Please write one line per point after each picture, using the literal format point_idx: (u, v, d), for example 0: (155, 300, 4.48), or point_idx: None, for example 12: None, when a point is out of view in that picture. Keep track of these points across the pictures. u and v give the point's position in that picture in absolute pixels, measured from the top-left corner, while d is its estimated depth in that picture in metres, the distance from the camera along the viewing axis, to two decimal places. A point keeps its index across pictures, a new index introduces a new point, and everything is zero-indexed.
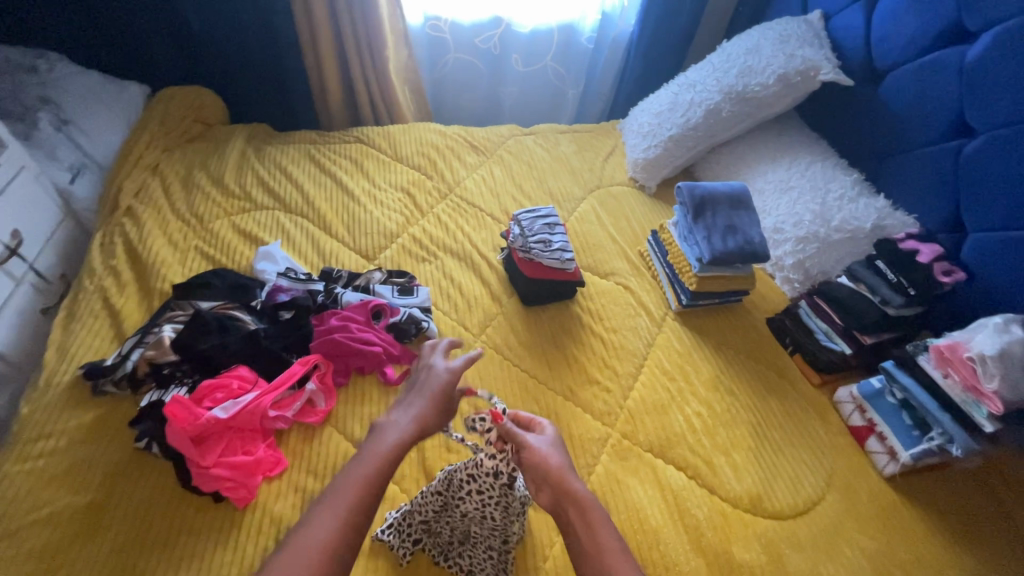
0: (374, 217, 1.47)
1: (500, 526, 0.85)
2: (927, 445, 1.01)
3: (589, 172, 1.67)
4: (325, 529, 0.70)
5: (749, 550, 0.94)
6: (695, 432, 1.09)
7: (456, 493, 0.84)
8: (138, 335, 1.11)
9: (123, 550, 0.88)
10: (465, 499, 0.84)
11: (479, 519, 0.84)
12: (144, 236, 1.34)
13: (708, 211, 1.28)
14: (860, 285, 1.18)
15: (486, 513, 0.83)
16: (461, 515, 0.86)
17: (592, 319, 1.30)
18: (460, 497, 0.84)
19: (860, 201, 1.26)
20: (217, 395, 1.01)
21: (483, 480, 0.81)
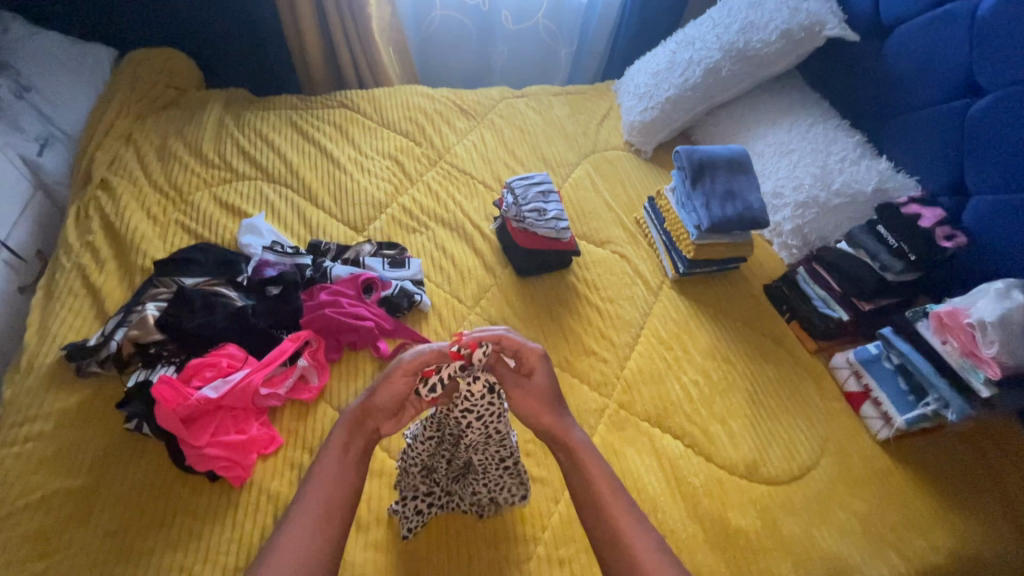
0: (361, 186, 1.42)
1: (504, 440, 0.87)
2: (922, 410, 1.02)
3: (583, 137, 1.62)
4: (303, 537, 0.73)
5: (745, 516, 0.95)
6: (692, 401, 1.09)
7: (458, 428, 0.85)
8: (120, 314, 1.07)
9: (119, 531, 0.87)
10: (458, 429, 0.85)
11: (476, 444, 0.86)
12: (120, 209, 1.28)
13: (707, 176, 1.24)
14: (860, 251, 1.15)
15: (481, 434, 0.85)
16: (461, 447, 0.87)
17: (588, 289, 1.28)
18: (451, 429, 0.86)
19: (862, 163, 1.24)
20: (207, 373, 0.98)
21: (478, 405, 0.82)
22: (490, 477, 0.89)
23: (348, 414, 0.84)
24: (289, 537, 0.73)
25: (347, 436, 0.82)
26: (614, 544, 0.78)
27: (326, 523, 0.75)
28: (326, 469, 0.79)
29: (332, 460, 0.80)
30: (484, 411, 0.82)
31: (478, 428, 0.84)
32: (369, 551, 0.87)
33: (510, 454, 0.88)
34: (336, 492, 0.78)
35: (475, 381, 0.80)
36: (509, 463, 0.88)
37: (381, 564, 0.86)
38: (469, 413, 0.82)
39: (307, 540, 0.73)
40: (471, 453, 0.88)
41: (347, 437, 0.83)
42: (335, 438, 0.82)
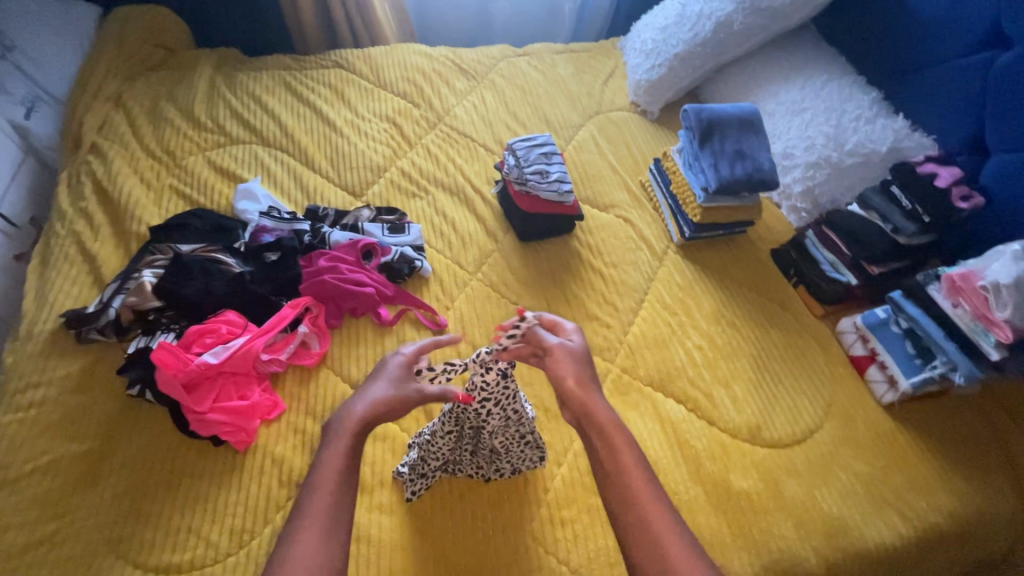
0: (359, 150, 1.38)
1: (522, 421, 0.86)
2: (928, 373, 1.01)
3: (587, 98, 1.56)
4: (310, 546, 0.65)
5: (746, 478, 0.95)
6: (695, 365, 1.09)
7: (478, 418, 0.84)
8: (118, 281, 1.05)
9: (127, 494, 0.89)
10: (478, 420, 0.84)
11: (495, 433, 0.85)
12: (113, 173, 1.25)
13: (716, 136, 1.17)
14: (871, 213, 1.11)
15: (498, 423, 0.84)
16: (482, 436, 0.86)
17: (591, 254, 1.25)
18: (468, 421, 0.85)
19: (877, 122, 1.19)
20: (207, 340, 0.97)
21: (495, 394, 0.81)
22: (513, 454, 0.89)
23: (350, 421, 0.76)
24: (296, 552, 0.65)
25: (352, 443, 0.75)
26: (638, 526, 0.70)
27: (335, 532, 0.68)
28: (333, 477, 0.71)
29: (335, 471, 0.72)
30: (502, 397, 0.82)
31: (498, 414, 0.83)
32: (374, 513, 0.88)
33: (529, 432, 0.88)
34: (345, 502, 0.71)
35: (489, 372, 0.80)
36: (527, 437, 0.88)
37: (386, 525, 0.87)
38: (488, 404, 0.82)
39: (315, 556, 0.65)
40: (490, 442, 0.87)
41: (353, 440, 0.75)
42: (338, 444, 0.74)
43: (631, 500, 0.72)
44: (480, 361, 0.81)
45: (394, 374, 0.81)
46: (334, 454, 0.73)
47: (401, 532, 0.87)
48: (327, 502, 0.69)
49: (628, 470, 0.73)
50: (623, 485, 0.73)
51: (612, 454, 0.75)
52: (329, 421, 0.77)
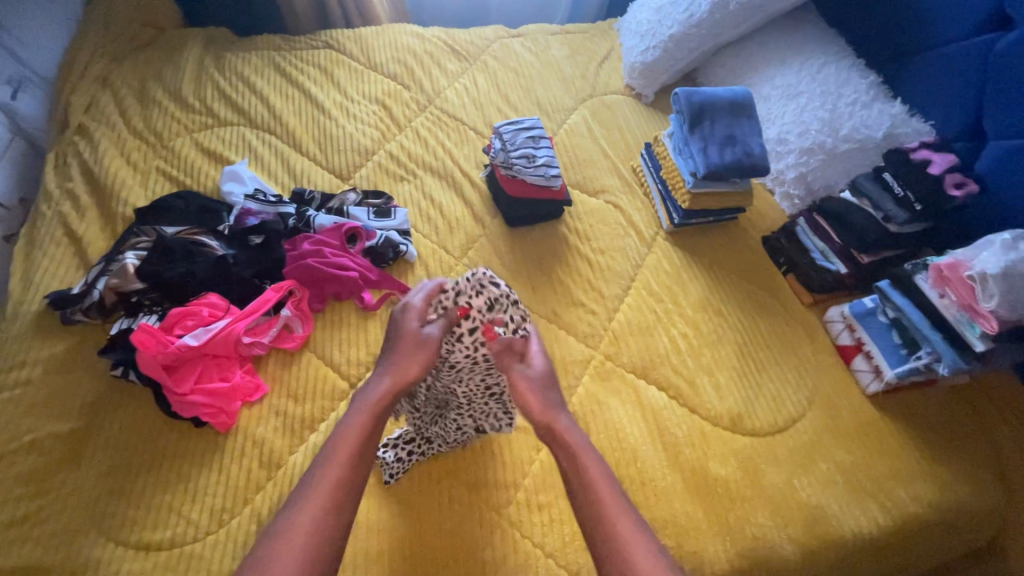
0: (346, 132, 1.36)
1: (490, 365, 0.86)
2: (913, 363, 0.99)
3: (580, 80, 1.53)
4: (308, 516, 0.70)
5: (725, 466, 0.95)
6: (679, 353, 1.08)
7: (447, 345, 0.85)
8: (103, 263, 1.05)
9: (110, 473, 0.90)
10: (446, 351, 0.85)
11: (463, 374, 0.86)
12: (99, 155, 1.25)
13: (706, 120, 1.15)
14: (864, 201, 1.09)
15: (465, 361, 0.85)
16: (445, 372, 0.86)
17: (578, 239, 1.24)
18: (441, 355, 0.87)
19: (873, 107, 1.17)
20: (187, 323, 0.97)
21: (477, 316, 0.84)
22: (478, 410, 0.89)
23: (370, 398, 0.82)
24: (295, 529, 0.69)
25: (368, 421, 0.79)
26: (607, 531, 0.75)
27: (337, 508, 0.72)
28: (340, 460, 0.76)
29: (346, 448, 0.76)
30: (480, 322, 0.84)
31: (467, 347, 0.84)
32: None
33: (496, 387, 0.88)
34: (349, 486, 0.74)
35: (479, 295, 0.84)
36: (494, 389, 0.88)
37: (363, 507, 0.88)
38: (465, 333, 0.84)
39: (312, 528, 0.70)
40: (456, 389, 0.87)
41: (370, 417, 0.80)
42: (354, 421, 0.79)
43: (598, 507, 0.77)
44: (472, 284, 0.85)
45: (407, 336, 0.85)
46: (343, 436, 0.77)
47: (378, 514, 0.88)
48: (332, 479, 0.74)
49: (595, 478, 0.79)
50: (590, 491, 0.79)
51: (576, 463, 0.81)
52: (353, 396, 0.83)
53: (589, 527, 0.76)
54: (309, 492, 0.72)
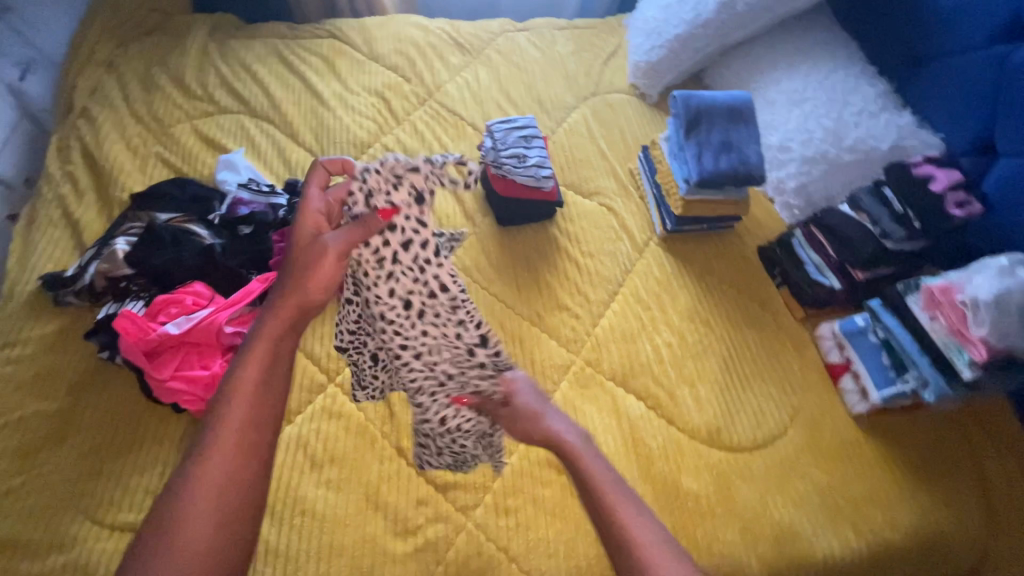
0: (344, 124, 1.36)
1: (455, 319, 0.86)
2: (900, 387, 0.97)
3: (584, 78, 1.50)
4: (221, 456, 0.75)
5: (698, 480, 0.94)
6: (661, 362, 1.06)
7: (386, 275, 0.85)
8: (96, 247, 1.07)
9: (91, 453, 0.92)
10: (397, 298, 0.86)
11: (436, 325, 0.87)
12: (100, 138, 1.27)
13: (703, 125, 1.11)
14: (861, 215, 1.06)
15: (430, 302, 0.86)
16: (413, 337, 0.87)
17: (569, 241, 1.23)
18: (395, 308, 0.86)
19: (881, 117, 1.13)
20: (172, 310, 0.99)
21: (406, 213, 0.85)
22: (463, 371, 0.89)
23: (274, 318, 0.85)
24: (208, 471, 0.74)
25: (272, 342, 0.84)
26: (616, 532, 0.77)
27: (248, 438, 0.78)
28: (246, 391, 0.80)
29: (254, 374, 0.81)
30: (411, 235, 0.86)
31: (409, 276, 0.86)
32: (322, 488, 0.90)
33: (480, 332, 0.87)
34: (259, 415, 0.80)
35: (400, 188, 0.85)
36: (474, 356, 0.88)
37: (332, 501, 0.89)
38: (396, 248, 0.85)
39: (225, 464, 0.75)
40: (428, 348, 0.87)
41: (277, 336, 0.85)
42: (256, 349, 0.83)
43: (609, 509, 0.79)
44: (386, 176, 0.85)
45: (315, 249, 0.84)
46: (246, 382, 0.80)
47: (346, 508, 0.89)
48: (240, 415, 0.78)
49: (601, 480, 0.81)
50: (599, 495, 0.80)
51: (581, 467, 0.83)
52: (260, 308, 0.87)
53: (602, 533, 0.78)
54: (220, 432, 0.77)
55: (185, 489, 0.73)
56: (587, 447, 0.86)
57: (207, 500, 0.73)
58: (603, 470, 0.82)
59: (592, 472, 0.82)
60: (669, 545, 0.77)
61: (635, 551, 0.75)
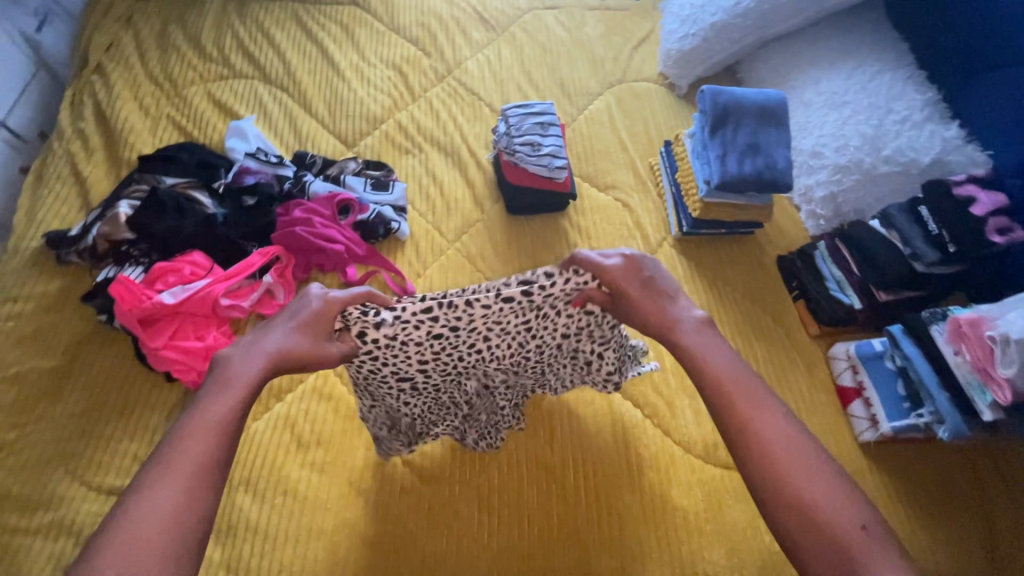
0: (358, 97, 1.32)
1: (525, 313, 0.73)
2: (913, 420, 0.92)
3: (611, 63, 1.43)
4: (160, 511, 0.54)
5: (688, 496, 0.91)
6: (663, 370, 1.03)
7: (422, 330, 0.71)
8: (101, 208, 1.07)
9: (83, 415, 0.93)
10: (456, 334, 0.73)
11: (471, 328, 0.73)
12: (113, 96, 1.25)
13: (730, 124, 1.04)
14: (892, 233, 0.99)
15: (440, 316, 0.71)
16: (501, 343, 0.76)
17: (579, 236, 1.18)
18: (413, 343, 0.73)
19: (925, 128, 1.06)
20: (169, 279, 0.98)
21: (393, 329, 0.71)
22: (556, 317, 0.76)
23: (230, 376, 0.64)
24: (133, 531, 0.52)
25: (229, 394, 0.62)
26: (755, 445, 0.62)
27: (201, 488, 0.56)
28: (199, 440, 0.58)
29: (215, 414, 0.60)
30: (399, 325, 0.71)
31: (443, 325, 0.71)
32: (305, 469, 0.90)
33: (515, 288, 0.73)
34: (211, 472, 0.58)
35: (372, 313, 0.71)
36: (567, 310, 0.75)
37: (315, 483, 0.89)
38: (402, 327, 0.71)
39: (163, 520, 0.53)
40: (507, 333, 0.75)
41: (237, 392, 0.63)
42: (218, 397, 0.62)
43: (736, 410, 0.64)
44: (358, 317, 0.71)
45: (306, 322, 0.69)
46: (233, 388, 0.63)
47: (328, 492, 0.89)
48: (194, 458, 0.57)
49: (725, 377, 0.66)
50: (727, 394, 0.65)
51: (704, 361, 0.68)
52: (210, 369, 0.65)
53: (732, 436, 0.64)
54: (157, 485, 0.55)
55: (148, 488, 0.55)
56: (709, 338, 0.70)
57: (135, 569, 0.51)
58: (727, 367, 0.67)
59: (709, 361, 0.68)
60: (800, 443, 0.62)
61: (761, 449, 0.61)
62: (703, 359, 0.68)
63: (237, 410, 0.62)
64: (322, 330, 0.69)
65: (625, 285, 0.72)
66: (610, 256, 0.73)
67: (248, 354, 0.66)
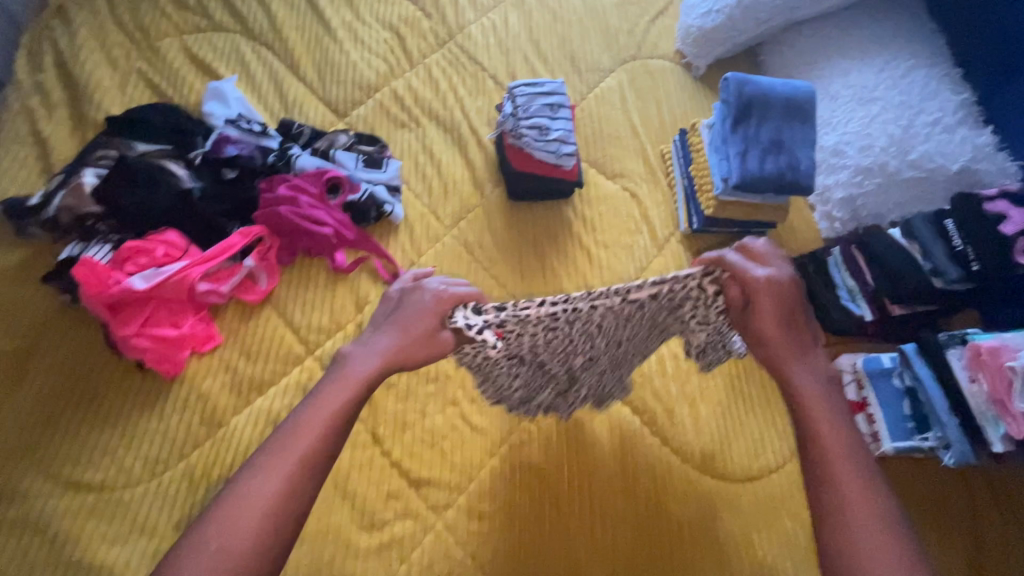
0: (351, 61, 1.21)
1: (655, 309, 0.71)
2: (917, 442, 0.89)
3: (626, 37, 1.33)
4: (270, 486, 0.59)
5: (683, 509, 0.89)
6: (665, 375, 0.99)
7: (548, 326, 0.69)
8: (63, 174, 0.97)
9: (48, 403, 0.87)
10: (575, 335, 0.71)
11: (591, 323, 0.69)
12: (76, 45, 1.13)
13: (754, 118, 0.97)
14: (912, 245, 0.94)
15: (580, 309, 0.68)
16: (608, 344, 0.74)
17: (583, 227, 1.12)
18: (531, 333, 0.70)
19: (957, 132, 1.00)
20: (140, 260, 0.90)
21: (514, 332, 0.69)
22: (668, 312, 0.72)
23: (353, 371, 0.69)
24: (245, 504, 0.58)
25: (346, 393, 0.67)
26: (835, 514, 0.63)
27: (307, 476, 0.62)
28: (315, 427, 0.63)
29: (326, 411, 0.65)
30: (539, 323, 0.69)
31: (570, 324, 0.69)
32: None
33: (649, 289, 0.68)
34: (318, 460, 0.63)
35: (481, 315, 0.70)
36: (692, 302, 0.71)
37: None
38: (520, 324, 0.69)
39: (266, 496, 0.59)
40: (611, 331, 0.72)
41: (352, 393, 0.67)
42: (338, 392, 0.67)
43: (827, 475, 0.65)
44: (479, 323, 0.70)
45: (415, 313, 0.73)
46: (344, 384, 0.68)
47: None
48: (307, 444, 0.62)
49: (828, 439, 0.67)
50: (822, 455, 0.66)
51: (810, 427, 0.69)
52: (336, 360, 0.71)
53: (817, 501, 0.65)
54: (274, 459, 0.61)
55: (263, 462, 0.61)
56: (811, 376, 0.71)
57: (243, 535, 0.57)
58: (838, 434, 0.67)
59: (813, 424, 0.68)
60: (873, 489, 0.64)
61: (842, 515, 0.63)
62: (811, 417, 0.69)
63: (347, 408, 0.66)
64: (431, 328, 0.73)
65: (774, 297, 0.69)
66: (756, 266, 0.69)
67: (363, 353, 0.71)
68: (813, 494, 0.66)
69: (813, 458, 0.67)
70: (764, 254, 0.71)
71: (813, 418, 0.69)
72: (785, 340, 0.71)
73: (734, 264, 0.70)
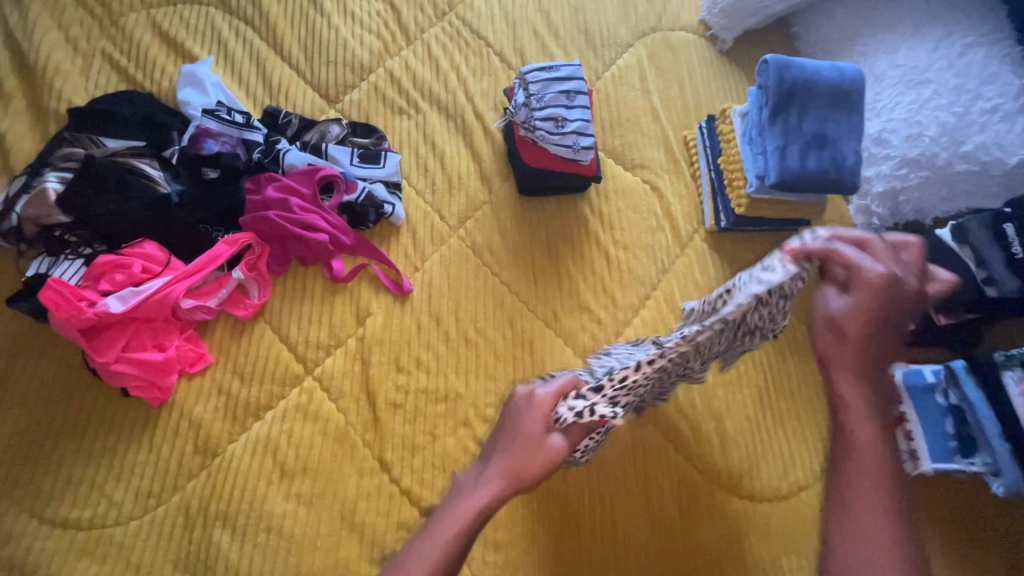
0: (341, 38, 1.08)
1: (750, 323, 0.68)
2: (960, 465, 0.83)
3: (646, 5, 1.20)
4: None
5: (711, 533, 0.85)
6: (689, 389, 0.93)
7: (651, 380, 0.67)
8: (23, 178, 0.86)
9: (27, 435, 0.80)
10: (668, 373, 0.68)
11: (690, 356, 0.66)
12: (29, 24, 1.00)
13: (795, 108, 0.87)
14: (964, 249, 0.87)
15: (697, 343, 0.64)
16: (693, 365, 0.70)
17: (600, 225, 1.03)
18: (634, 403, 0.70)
19: (1018, 120, 0.90)
20: (116, 277, 0.82)
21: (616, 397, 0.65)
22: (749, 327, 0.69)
23: (464, 505, 0.66)
24: None
25: (455, 528, 0.64)
26: (839, 530, 0.64)
27: None
28: (430, 560, 0.62)
29: (438, 546, 0.63)
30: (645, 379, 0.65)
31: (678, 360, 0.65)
32: (292, 502, 0.81)
33: (762, 297, 0.65)
34: None
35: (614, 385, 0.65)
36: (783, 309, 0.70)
37: (302, 519, 0.80)
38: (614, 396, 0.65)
39: None
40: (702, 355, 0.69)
41: (460, 526, 0.64)
42: (449, 521, 0.65)
43: (849, 475, 0.66)
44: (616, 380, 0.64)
45: (524, 428, 0.70)
46: (451, 522, 0.65)
47: (318, 527, 0.80)
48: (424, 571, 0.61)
49: (862, 441, 0.66)
50: (848, 451, 0.67)
51: (842, 430, 0.68)
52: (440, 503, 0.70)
53: (828, 520, 0.66)
54: None
55: None
56: (865, 393, 0.68)
57: None
58: (878, 457, 0.66)
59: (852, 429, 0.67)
60: (890, 515, 0.63)
61: (853, 543, 0.62)
62: (848, 409, 0.68)
63: (455, 549, 0.63)
64: (538, 437, 0.69)
65: (880, 291, 0.67)
66: (872, 261, 0.67)
67: (461, 494, 0.68)
68: (829, 498, 0.67)
69: (837, 466, 0.68)
70: (878, 251, 0.69)
71: (854, 428, 0.67)
72: (856, 352, 0.69)
73: (844, 258, 0.68)
